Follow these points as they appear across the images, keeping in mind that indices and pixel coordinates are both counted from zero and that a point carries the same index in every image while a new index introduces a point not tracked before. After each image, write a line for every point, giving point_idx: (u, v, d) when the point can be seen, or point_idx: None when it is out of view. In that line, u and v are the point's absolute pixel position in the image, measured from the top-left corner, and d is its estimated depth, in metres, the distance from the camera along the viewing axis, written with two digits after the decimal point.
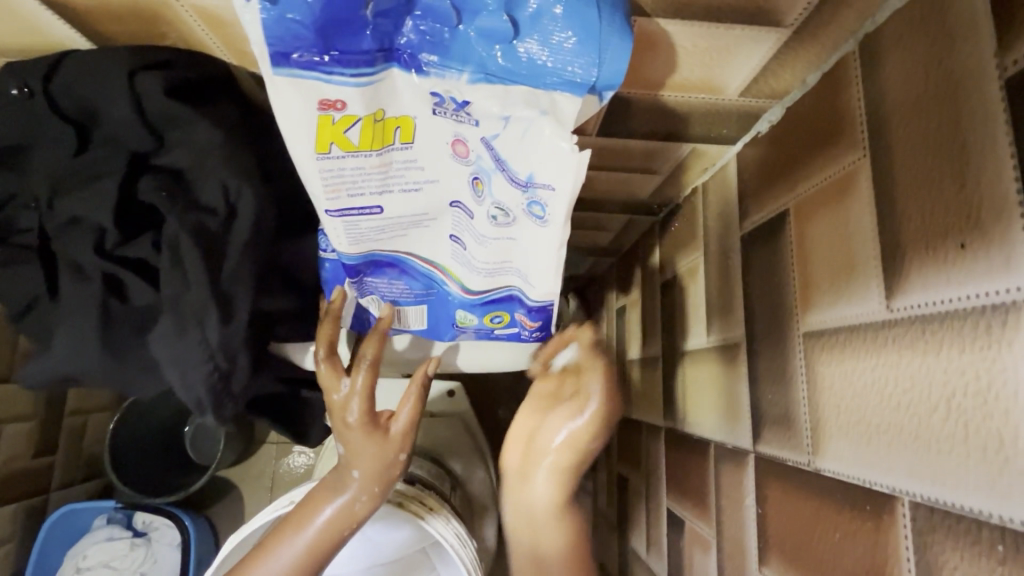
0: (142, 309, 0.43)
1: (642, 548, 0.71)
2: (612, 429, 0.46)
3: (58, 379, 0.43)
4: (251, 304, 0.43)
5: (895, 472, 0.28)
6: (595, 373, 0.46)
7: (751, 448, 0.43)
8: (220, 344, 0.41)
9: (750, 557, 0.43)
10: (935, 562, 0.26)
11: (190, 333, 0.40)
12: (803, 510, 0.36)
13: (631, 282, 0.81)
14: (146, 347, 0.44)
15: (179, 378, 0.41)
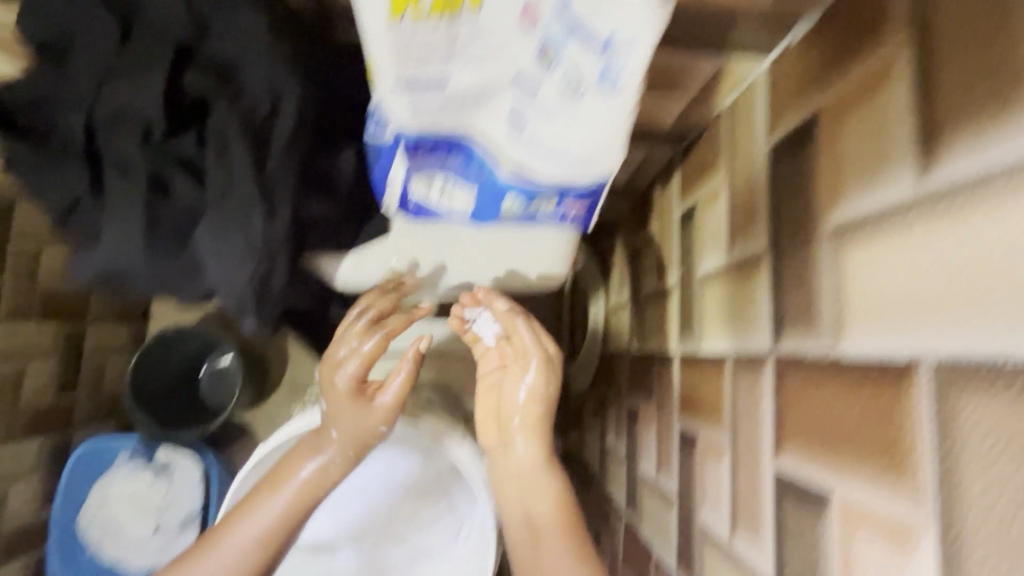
0: (185, 210, 0.45)
1: (654, 471, 0.75)
2: (555, 381, 0.57)
3: (106, 275, 0.47)
4: (291, 206, 0.46)
5: (917, 334, 0.30)
6: (518, 332, 0.59)
7: (772, 348, 0.45)
8: (263, 240, 0.44)
9: (764, 452, 0.46)
10: (950, 411, 0.28)
11: (235, 227, 0.44)
12: (822, 394, 0.38)
13: (649, 218, 0.83)
14: (189, 248, 0.46)
15: (223, 271, 0.45)
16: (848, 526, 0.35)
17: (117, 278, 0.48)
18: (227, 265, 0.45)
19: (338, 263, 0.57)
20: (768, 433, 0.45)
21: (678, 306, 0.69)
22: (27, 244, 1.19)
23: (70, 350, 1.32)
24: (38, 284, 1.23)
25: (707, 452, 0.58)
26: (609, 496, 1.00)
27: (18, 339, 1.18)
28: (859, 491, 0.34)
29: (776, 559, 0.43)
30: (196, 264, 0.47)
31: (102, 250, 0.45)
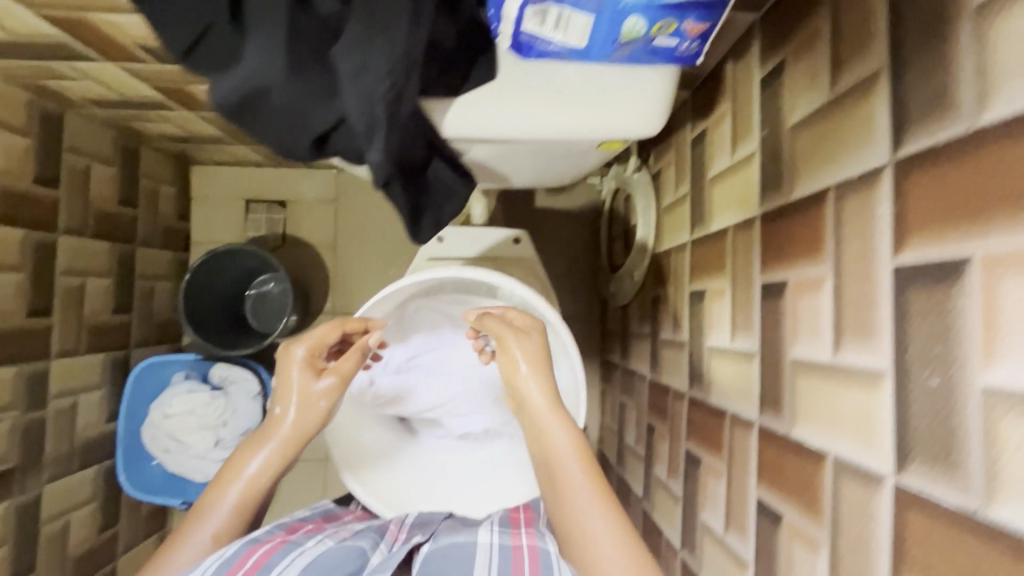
0: (325, 22, 0.51)
1: (728, 337, 0.79)
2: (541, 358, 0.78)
3: (247, 88, 0.51)
4: (430, 22, 0.49)
5: None
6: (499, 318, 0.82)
7: (890, 155, 0.47)
8: (405, 53, 0.47)
9: (876, 257, 0.49)
10: None
11: (380, 36, 0.47)
12: (958, 172, 0.41)
13: (719, 98, 0.84)
14: (326, 61, 0.51)
15: (362, 83, 0.47)
16: (989, 278, 0.37)
17: (255, 97, 0.52)
18: (367, 78, 0.47)
19: (445, 111, 0.59)
20: (885, 236, 0.47)
21: (760, 169, 0.71)
22: (78, 160, 1.21)
23: (124, 270, 1.35)
24: (92, 202, 1.25)
25: (802, 289, 0.60)
26: (667, 386, 1.04)
27: (77, 254, 1.21)
28: (1004, 238, 0.36)
29: (894, 346, 0.46)
30: (333, 77, 0.51)
31: (248, 63, 0.50)
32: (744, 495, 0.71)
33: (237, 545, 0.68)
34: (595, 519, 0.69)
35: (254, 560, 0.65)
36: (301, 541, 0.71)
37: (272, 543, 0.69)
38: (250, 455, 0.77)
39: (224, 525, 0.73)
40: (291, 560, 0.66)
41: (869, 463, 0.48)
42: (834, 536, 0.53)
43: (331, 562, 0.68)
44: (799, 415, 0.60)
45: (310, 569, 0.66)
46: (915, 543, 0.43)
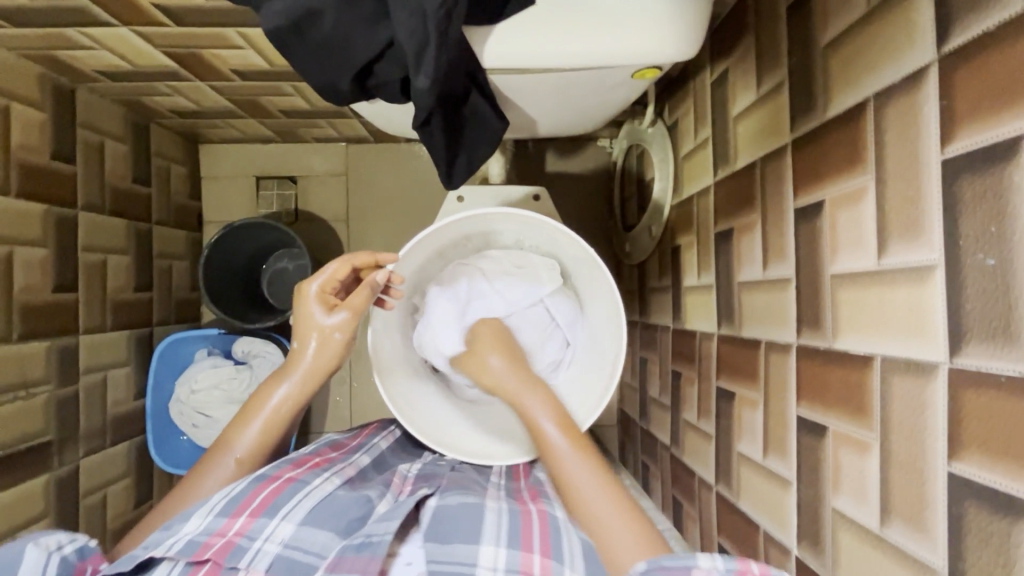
0: None
1: (759, 271, 0.80)
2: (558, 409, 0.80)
3: (296, 15, 0.52)
4: None
5: None
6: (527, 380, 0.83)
7: (935, 55, 0.48)
8: None
9: (922, 157, 0.50)
10: None
11: None
12: (1011, 59, 0.42)
13: (741, 35, 0.85)
14: None
15: None
16: None
17: (304, 22, 0.52)
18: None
19: (485, 39, 0.59)
20: (932, 132, 0.48)
21: (790, 96, 0.71)
22: (92, 136, 1.20)
23: (142, 248, 1.35)
24: (108, 179, 1.24)
25: (841, 205, 0.61)
26: (693, 331, 1.05)
27: (97, 231, 1.21)
28: None
29: (945, 237, 0.47)
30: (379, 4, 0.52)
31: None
32: (783, 418, 0.73)
33: (245, 484, 0.71)
34: (596, 495, 0.69)
35: (260, 500, 0.69)
36: (308, 479, 0.74)
37: (279, 480, 0.73)
38: (275, 388, 0.81)
39: (247, 452, 0.78)
40: (297, 501, 0.70)
41: (920, 355, 0.50)
42: (884, 434, 0.54)
43: (334, 507, 0.71)
44: (841, 327, 0.61)
45: (315, 514, 0.69)
46: (974, 419, 0.44)
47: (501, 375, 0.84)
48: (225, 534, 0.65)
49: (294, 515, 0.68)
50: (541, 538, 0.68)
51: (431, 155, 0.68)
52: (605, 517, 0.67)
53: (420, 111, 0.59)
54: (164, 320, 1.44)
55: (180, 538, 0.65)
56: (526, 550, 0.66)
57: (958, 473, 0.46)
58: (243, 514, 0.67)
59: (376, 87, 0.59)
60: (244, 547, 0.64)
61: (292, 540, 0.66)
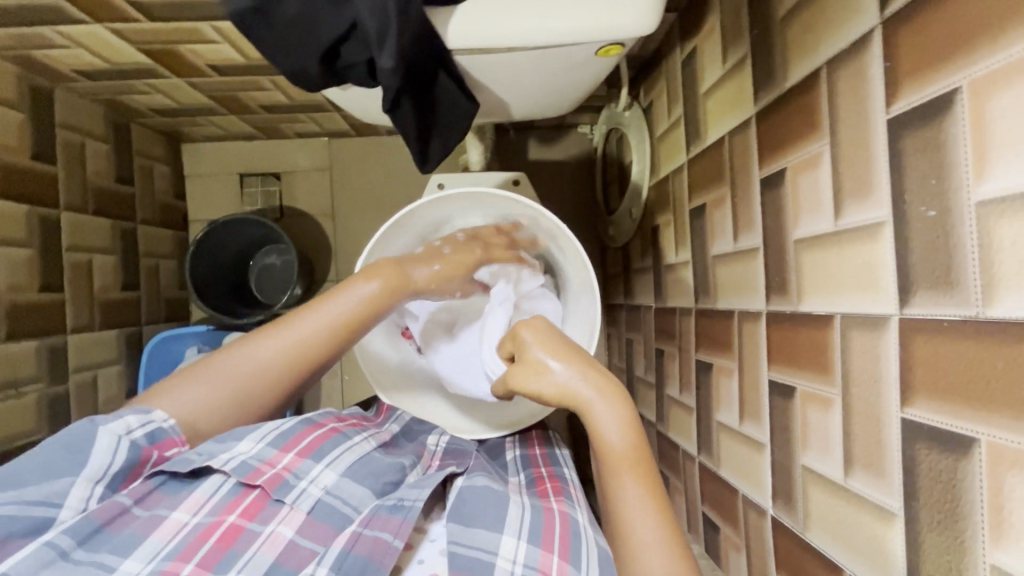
0: None
1: (730, 243, 0.82)
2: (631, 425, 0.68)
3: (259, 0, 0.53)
4: None
5: None
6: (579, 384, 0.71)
7: (878, 19, 0.50)
8: None
9: (870, 119, 0.51)
10: None
11: None
12: (944, 19, 0.43)
13: (707, 12, 0.86)
14: None
15: None
16: (979, 101, 0.40)
17: (267, 5, 0.54)
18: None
19: (447, 20, 0.60)
20: (878, 93, 0.50)
21: (752, 69, 0.73)
22: (72, 137, 1.21)
23: (127, 248, 1.36)
24: (90, 179, 1.25)
25: (801, 171, 0.63)
26: (674, 308, 1.07)
27: (81, 230, 1.22)
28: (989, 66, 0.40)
29: (893, 193, 0.49)
30: None
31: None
32: (757, 384, 0.75)
33: (295, 423, 0.76)
34: (643, 518, 0.63)
35: (307, 443, 0.74)
36: (349, 435, 0.79)
37: (325, 430, 0.78)
38: (351, 285, 0.79)
39: (282, 349, 0.75)
40: (339, 454, 0.74)
41: (874, 309, 0.52)
42: (846, 389, 0.56)
43: (371, 466, 0.75)
44: (806, 290, 0.63)
45: (354, 469, 0.73)
46: (922, 366, 0.46)
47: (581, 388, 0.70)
48: (273, 466, 0.70)
49: (337, 466, 0.73)
50: (563, 543, 0.67)
51: (403, 138, 0.71)
52: (646, 534, 0.62)
53: (387, 92, 0.61)
54: (153, 319, 1.44)
55: (234, 456, 0.69)
56: (547, 550, 0.66)
57: (911, 419, 0.48)
58: (292, 451, 0.72)
59: (344, 70, 0.60)
60: (290, 484, 0.69)
61: (333, 488, 0.70)
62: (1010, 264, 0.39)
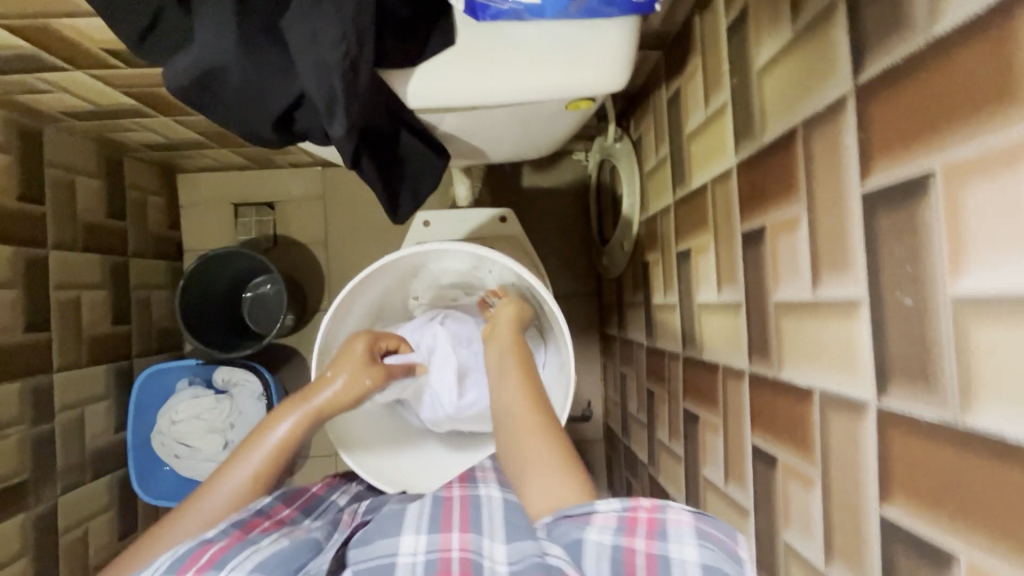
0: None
1: (715, 293, 0.79)
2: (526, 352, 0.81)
3: (202, 72, 0.51)
4: None
5: None
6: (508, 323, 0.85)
7: (852, 84, 0.47)
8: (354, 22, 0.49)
9: (847, 188, 0.48)
10: None
11: (326, 5, 0.49)
12: (916, 94, 0.40)
13: (690, 52, 0.83)
14: (277, 41, 0.52)
15: (320, 51, 0.49)
16: (952, 189, 0.37)
17: (210, 81, 0.52)
18: (320, 44, 0.49)
19: (406, 81, 0.58)
20: (852, 164, 0.47)
21: (732, 118, 0.70)
22: (62, 175, 1.21)
23: (118, 282, 1.36)
24: (80, 216, 1.26)
25: (780, 231, 0.60)
26: (663, 350, 1.04)
27: (70, 267, 1.22)
28: (963, 152, 0.36)
29: (869, 272, 0.46)
30: (284, 56, 0.52)
31: (199, 46, 0.50)
32: (741, 445, 0.71)
33: (191, 542, 0.60)
34: (535, 439, 0.67)
35: (204, 558, 0.58)
36: (257, 537, 0.62)
37: (227, 540, 0.61)
38: (279, 421, 0.75)
39: (263, 467, 0.72)
40: (245, 555, 0.59)
41: (853, 392, 0.48)
42: (826, 471, 0.53)
43: (286, 552, 0.61)
44: (786, 358, 0.60)
45: (264, 564, 0.58)
46: (900, 463, 0.43)
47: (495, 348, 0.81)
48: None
49: (243, 567, 0.57)
50: (460, 518, 0.68)
51: (372, 193, 0.68)
52: (540, 454, 0.65)
53: (346, 156, 0.58)
54: (145, 352, 1.45)
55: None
56: (444, 531, 0.65)
57: (890, 518, 0.44)
58: (190, 570, 0.56)
59: (301, 133, 0.59)
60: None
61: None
62: (986, 370, 0.35)
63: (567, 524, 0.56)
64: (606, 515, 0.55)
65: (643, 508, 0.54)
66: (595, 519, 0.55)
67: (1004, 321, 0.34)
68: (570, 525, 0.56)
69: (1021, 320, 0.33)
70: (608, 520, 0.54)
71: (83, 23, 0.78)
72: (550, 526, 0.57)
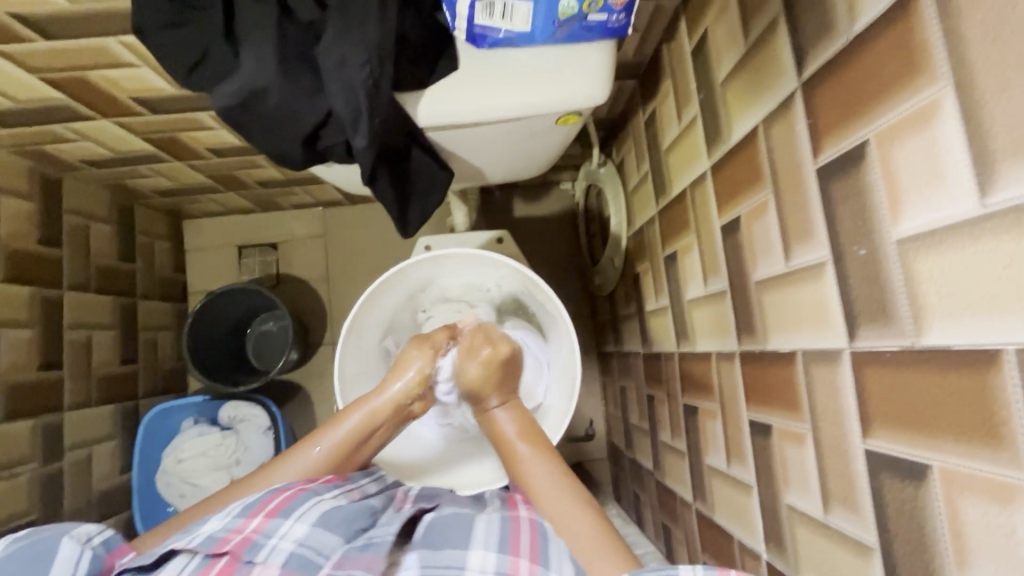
0: (308, 30, 0.61)
1: (701, 287, 0.85)
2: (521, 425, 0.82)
3: (246, 92, 0.60)
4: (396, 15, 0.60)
5: None
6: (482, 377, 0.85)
7: (797, 81, 0.56)
8: (377, 48, 0.58)
9: (804, 167, 0.56)
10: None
11: (354, 33, 0.58)
12: (845, 81, 0.49)
13: (661, 77, 0.94)
14: (309, 67, 0.61)
15: (349, 72, 0.58)
16: (886, 150, 0.45)
17: (250, 100, 0.61)
18: (349, 68, 0.58)
19: (417, 101, 0.67)
20: (806, 147, 0.55)
21: (703, 127, 0.79)
22: (78, 221, 1.28)
23: (127, 323, 1.40)
24: (94, 260, 1.31)
25: (753, 218, 0.67)
26: (659, 353, 1.09)
27: (82, 308, 1.26)
28: (886, 119, 0.44)
29: (829, 234, 0.53)
30: (315, 80, 0.61)
31: (245, 72, 0.59)
32: (738, 424, 0.76)
33: (259, 494, 0.70)
34: (552, 490, 0.72)
35: (275, 504, 0.68)
36: (319, 489, 0.72)
37: (291, 490, 0.71)
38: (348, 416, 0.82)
39: (325, 450, 0.79)
40: (309, 506, 0.68)
41: (830, 345, 0.54)
42: (815, 425, 0.58)
43: (346, 515, 0.69)
44: (770, 329, 0.65)
45: (326, 517, 0.67)
46: (875, 398, 0.48)
47: (505, 423, 0.82)
48: (242, 531, 0.64)
49: (308, 516, 0.66)
50: (529, 545, 0.65)
51: (385, 209, 0.75)
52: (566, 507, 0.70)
53: (364, 170, 0.66)
54: (150, 393, 1.46)
55: (199, 535, 0.64)
56: (514, 554, 0.63)
57: (873, 449, 0.49)
58: (259, 514, 0.66)
59: (324, 149, 0.68)
60: (260, 544, 0.62)
61: (306, 538, 0.64)
62: (932, 296, 0.41)
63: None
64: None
65: None
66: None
67: (936, 250, 0.41)
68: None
69: (951, 247, 0.39)
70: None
71: (117, 74, 0.86)
72: None
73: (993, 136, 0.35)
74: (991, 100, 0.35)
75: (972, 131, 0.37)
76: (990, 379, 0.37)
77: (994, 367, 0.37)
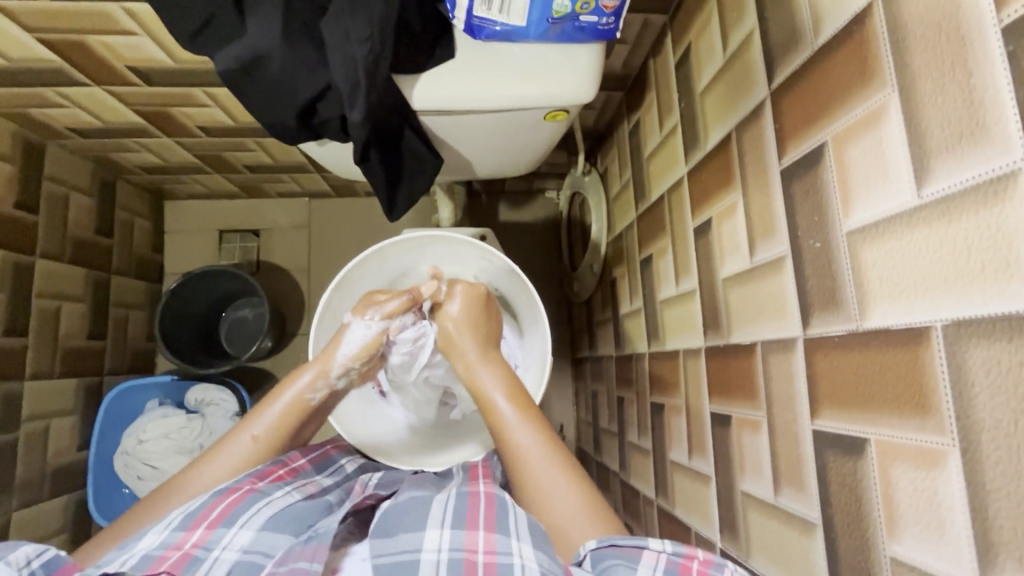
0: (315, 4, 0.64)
1: (674, 287, 0.89)
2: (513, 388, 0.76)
3: (249, 56, 0.63)
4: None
5: None
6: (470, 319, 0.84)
7: (766, 90, 0.61)
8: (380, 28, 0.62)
9: (770, 167, 0.60)
10: (894, 2, 0.43)
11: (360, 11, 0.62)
12: (807, 89, 0.53)
13: (646, 88, 1.00)
14: (312, 41, 0.65)
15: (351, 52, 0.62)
16: (840, 150, 0.49)
17: (252, 65, 0.64)
18: (351, 43, 0.63)
19: (413, 84, 0.70)
20: (773, 149, 0.59)
21: (682, 134, 0.84)
22: (58, 189, 1.26)
23: (99, 297, 1.37)
24: (70, 230, 1.29)
25: (723, 218, 0.71)
26: (631, 355, 1.12)
27: (53, 277, 1.24)
28: (841, 122, 0.49)
29: (790, 229, 0.57)
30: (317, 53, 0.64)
31: (248, 39, 0.63)
32: (701, 417, 0.78)
33: (201, 499, 0.65)
34: (535, 456, 0.67)
35: (218, 512, 0.63)
36: (269, 490, 0.68)
37: (239, 491, 0.67)
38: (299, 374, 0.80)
39: (265, 431, 0.76)
40: (253, 512, 0.63)
41: (787, 333, 0.57)
42: (770, 411, 0.61)
43: (295, 513, 0.65)
44: (733, 324, 0.69)
45: (272, 519, 0.63)
46: (823, 380, 0.51)
47: (489, 383, 0.76)
48: (180, 547, 0.59)
49: (253, 522, 0.62)
50: (487, 516, 0.60)
51: (374, 188, 0.79)
52: (541, 472, 0.66)
53: (356, 144, 0.70)
54: (115, 371, 1.43)
55: (135, 554, 0.58)
56: (472, 528, 0.58)
57: (821, 430, 0.52)
58: (200, 526, 0.61)
59: (319, 123, 0.71)
60: (201, 557, 0.58)
61: (252, 544, 0.60)
62: (874, 281, 0.45)
63: (616, 555, 0.52)
64: (658, 555, 0.52)
65: (699, 558, 0.51)
66: (645, 555, 0.52)
67: (881, 239, 0.45)
68: (619, 556, 0.52)
69: (891, 235, 0.44)
70: (660, 562, 0.51)
71: (115, 41, 0.88)
72: (595, 553, 0.54)
73: (930, 133, 0.40)
74: (928, 102, 0.40)
75: (910, 127, 0.41)
76: (922, 353, 0.41)
77: (924, 341, 0.41)
